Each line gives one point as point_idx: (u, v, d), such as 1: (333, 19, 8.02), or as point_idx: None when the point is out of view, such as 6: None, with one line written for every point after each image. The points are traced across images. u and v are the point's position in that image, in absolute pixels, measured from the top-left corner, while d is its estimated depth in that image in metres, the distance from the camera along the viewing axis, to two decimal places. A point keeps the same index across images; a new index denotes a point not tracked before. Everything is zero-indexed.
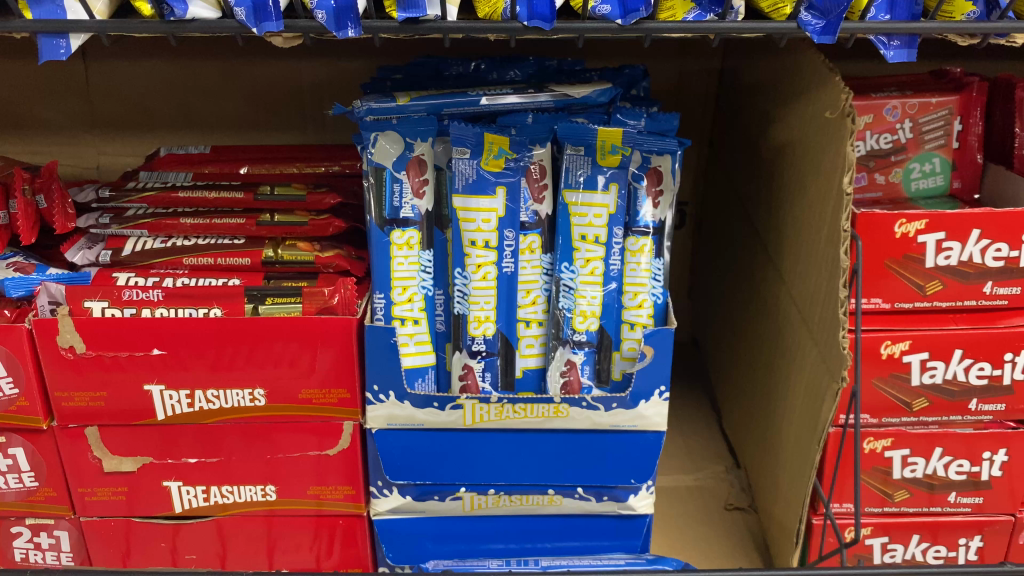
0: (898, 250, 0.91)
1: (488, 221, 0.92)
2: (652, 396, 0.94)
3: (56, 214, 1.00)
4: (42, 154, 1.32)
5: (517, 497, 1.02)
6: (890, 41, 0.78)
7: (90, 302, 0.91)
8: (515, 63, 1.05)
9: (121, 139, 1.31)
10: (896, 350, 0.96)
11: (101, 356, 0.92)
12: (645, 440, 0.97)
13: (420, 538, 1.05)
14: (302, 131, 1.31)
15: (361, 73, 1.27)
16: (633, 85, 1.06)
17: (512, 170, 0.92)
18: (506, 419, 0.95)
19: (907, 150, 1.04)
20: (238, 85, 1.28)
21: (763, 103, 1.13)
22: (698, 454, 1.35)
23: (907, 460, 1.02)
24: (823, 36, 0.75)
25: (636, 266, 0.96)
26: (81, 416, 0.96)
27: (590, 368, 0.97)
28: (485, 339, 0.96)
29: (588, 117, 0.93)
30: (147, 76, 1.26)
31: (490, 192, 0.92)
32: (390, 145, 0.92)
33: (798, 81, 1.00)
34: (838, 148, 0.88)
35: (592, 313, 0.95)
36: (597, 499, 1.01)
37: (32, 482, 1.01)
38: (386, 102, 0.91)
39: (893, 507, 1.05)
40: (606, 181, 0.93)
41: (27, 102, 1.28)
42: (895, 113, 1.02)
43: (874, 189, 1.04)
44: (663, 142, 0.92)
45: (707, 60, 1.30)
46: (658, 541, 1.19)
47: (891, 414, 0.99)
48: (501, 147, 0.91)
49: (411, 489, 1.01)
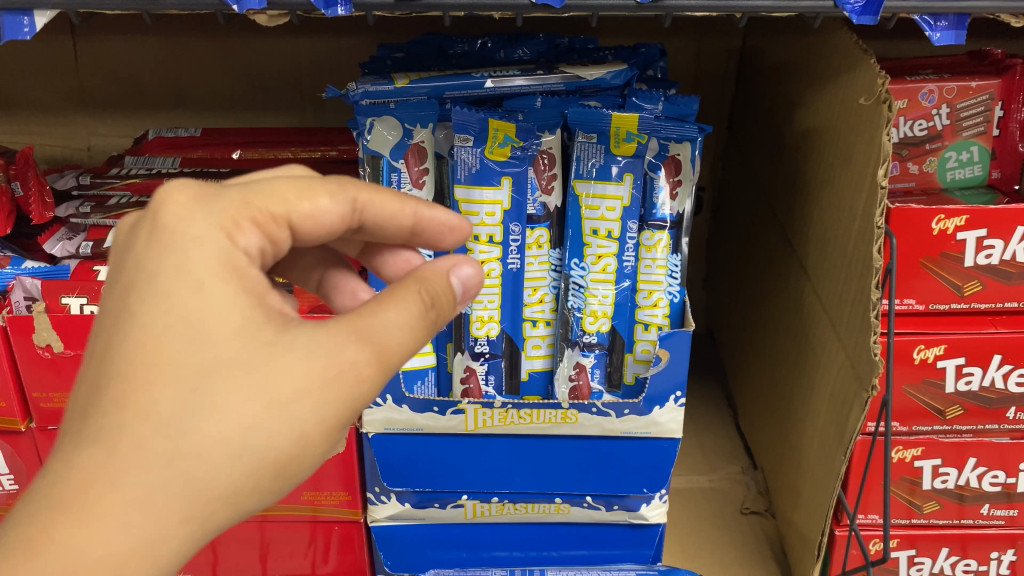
0: (935, 248, 0.85)
1: (493, 214, 0.86)
2: (667, 401, 0.87)
3: (32, 204, 0.94)
4: (30, 134, 1.26)
5: (522, 505, 0.96)
6: (936, 22, 0.70)
7: (68, 298, 0.87)
8: (524, 40, 0.97)
9: (114, 121, 1.26)
10: (930, 354, 0.89)
11: (79, 356, 0.86)
12: (659, 447, 0.91)
13: (420, 545, 1.00)
14: (301, 112, 1.25)
15: (362, 51, 1.20)
16: (649, 66, 0.99)
17: (518, 159, 0.86)
18: (511, 424, 0.89)
19: (942, 137, 0.97)
20: (232, 64, 1.21)
21: (787, 87, 1.06)
22: (713, 454, 1.29)
23: (938, 471, 0.96)
24: (862, 16, 0.68)
25: (652, 262, 0.89)
26: (60, 418, 0.91)
27: (600, 372, 0.91)
28: (489, 340, 0.89)
29: (600, 100, 0.88)
30: (138, 53, 1.20)
31: (495, 182, 0.86)
32: (387, 131, 0.86)
33: (829, 61, 0.93)
34: (872, 138, 0.82)
35: (603, 313, 0.88)
36: (606, 508, 0.96)
37: (12, 485, 0.96)
38: (383, 85, 0.84)
39: (921, 519, 0.99)
40: (620, 171, 0.86)
41: (15, 81, 1.22)
42: (931, 98, 0.94)
43: (907, 178, 0.98)
44: (682, 128, 0.85)
45: (728, 39, 1.23)
46: (671, 550, 1.13)
47: (922, 421, 0.93)
48: (507, 134, 0.85)
49: (410, 496, 0.96)
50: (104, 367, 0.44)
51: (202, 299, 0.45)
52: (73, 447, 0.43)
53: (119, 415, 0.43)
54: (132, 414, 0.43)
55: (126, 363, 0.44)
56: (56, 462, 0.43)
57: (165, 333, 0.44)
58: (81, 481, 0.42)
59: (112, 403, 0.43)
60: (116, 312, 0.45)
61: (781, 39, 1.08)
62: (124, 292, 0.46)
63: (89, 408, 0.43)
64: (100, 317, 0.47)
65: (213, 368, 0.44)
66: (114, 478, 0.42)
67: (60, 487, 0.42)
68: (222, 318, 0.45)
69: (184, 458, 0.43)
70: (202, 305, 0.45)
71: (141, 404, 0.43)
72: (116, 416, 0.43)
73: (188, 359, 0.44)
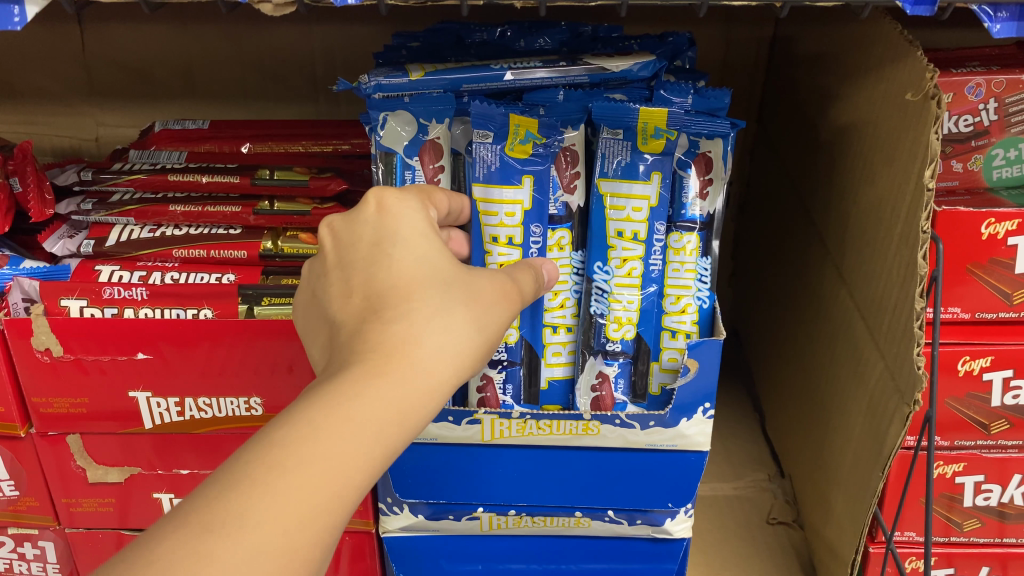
0: (984, 253, 0.79)
1: (512, 215, 0.81)
2: (695, 413, 0.83)
3: (31, 200, 0.90)
4: (37, 124, 1.22)
5: (541, 519, 0.92)
6: (996, 13, 0.64)
7: (67, 301, 0.83)
8: (545, 29, 0.92)
9: (121, 111, 1.22)
10: (975, 366, 0.84)
11: (79, 360, 0.83)
12: (686, 461, 0.86)
13: (434, 556, 0.96)
14: (313, 103, 1.20)
15: (377, 39, 1.15)
16: (677, 56, 0.94)
17: (540, 157, 0.81)
18: (530, 435, 0.84)
19: (989, 134, 0.87)
20: (243, 52, 1.16)
21: (823, 78, 1.01)
22: (739, 460, 1.25)
23: (980, 487, 0.91)
24: (917, 6, 0.63)
25: (680, 266, 0.84)
26: (60, 424, 0.87)
27: (624, 382, 0.87)
28: (507, 347, 0.85)
29: (626, 92, 0.83)
30: (146, 41, 1.16)
31: (516, 181, 0.81)
32: (401, 126, 0.82)
33: (869, 54, 0.87)
34: (917, 135, 0.76)
35: (627, 320, 0.84)
36: (629, 523, 0.91)
37: (13, 491, 0.93)
38: (398, 77, 0.80)
39: (961, 536, 0.94)
40: (648, 169, 0.81)
41: (19, 69, 1.18)
42: (979, 92, 0.85)
43: (950, 177, 0.90)
44: (714, 123, 0.80)
45: (759, 27, 1.17)
46: (695, 562, 1.09)
47: (964, 435, 0.88)
48: (529, 130, 0.80)
49: (423, 508, 0.92)
50: (381, 282, 0.55)
51: (431, 237, 0.59)
52: (381, 324, 0.53)
53: (409, 304, 0.54)
54: (418, 305, 0.54)
55: (399, 271, 0.55)
56: (365, 339, 0.52)
57: (424, 258, 0.57)
58: (393, 341, 0.52)
59: (400, 303, 0.54)
60: (376, 252, 0.57)
61: (816, 28, 1.02)
62: (379, 241, 0.57)
63: (382, 306, 0.54)
64: (352, 263, 0.57)
65: (457, 278, 0.57)
66: (417, 343, 0.52)
67: (381, 349, 0.51)
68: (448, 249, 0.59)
69: (453, 332, 0.54)
70: (437, 245, 0.59)
71: (422, 301, 0.54)
72: (406, 307, 0.53)
73: (440, 276, 0.56)
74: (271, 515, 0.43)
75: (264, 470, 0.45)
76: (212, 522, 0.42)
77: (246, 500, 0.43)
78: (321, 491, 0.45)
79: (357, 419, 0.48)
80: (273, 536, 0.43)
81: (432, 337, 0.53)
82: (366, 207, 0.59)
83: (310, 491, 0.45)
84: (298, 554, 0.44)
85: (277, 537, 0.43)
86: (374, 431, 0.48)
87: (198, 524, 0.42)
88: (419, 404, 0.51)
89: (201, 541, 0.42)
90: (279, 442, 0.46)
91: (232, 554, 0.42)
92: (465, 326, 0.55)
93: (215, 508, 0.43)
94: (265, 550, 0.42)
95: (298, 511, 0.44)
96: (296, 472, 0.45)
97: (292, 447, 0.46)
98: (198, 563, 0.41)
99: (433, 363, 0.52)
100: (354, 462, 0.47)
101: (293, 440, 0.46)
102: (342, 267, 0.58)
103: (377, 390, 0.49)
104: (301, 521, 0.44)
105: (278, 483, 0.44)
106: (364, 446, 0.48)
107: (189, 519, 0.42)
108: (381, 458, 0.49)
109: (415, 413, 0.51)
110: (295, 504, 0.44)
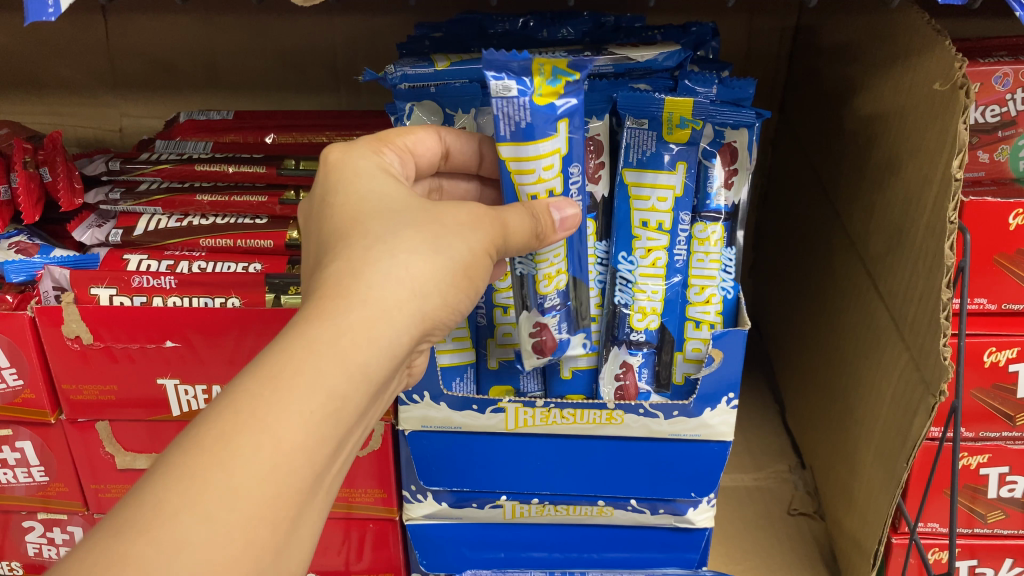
0: (1010, 244, 0.79)
1: (551, 167, 0.72)
2: (718, 403, 0.83)
3: (60, 189, 0.92)
4: (61, 115, 1.24)
5: (563, 507, 0.92)
6: None
7: (97, 289, 0.83)
8: (568, 20, 0.93)
9: (144, 102, 1.23)
10: (1001, 357, 0.84)
11: (109, 348, 0.84)
12: (709, 451, 0.86)
13: (457, 544, 0.97)
14: (335, 94, 1.21)
15: (399, 30, 1.15)
16: (701, 46, 0.93)
17: (574, 97, 0.71)
18: (553, 424, 0.85)
19: (1016, 125, 0.86)
20: (265, 43, 1.17)
21: (846, 65, 1.01)
22: (760, 452, 1.25)
23: (1005, 479, 0.90)
24: None
25: (705, 256, 0.84)
26: (89, 410, 0.88)
27: (648, 371, 0.86)
28: (559, 294, 0.78)
29: (651, 82, 0.83)
30: (169, 32, 1.16)
31: (551, 131, 0.70)
32: (427, 116, 0.82)
33: (896, 44, 0.87)
34: (944, 126, 0.76)
35: (652, 310, 0.84)
36: (651, 512, 0.92)
37: (43, 477, 0.95)
38: (422, 68, 0.81)
39: (984, 528, 0.94)
40: (673, 159, 0.81)
41: (45, 61, 1.20)
42: (1006, 82, 0.84)
43: (976, 167, 0.89)
44: (739, 113, 0.79)
45: (781, 17, 1.17)
46: (716, 552, 1.09)
47: (989, 427, 0.87)
48: (556, 68, 0.70)
49: (447, 496, 0.93)
50: (329, 227, 0.60)
51: (374, 180, 0.64)
52: (321, 276, 0.56)
53: (347, 243, 0.58)
54: (355, 241, 0.58)
55: (339, 215, 0.61)
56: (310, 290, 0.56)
57: (362, 198, 0.62)
58: (332, 283, 0.55)
59: (339, 245, 0.58)
60: (322, 207, 0.63)
61: (841, 18, 1.02)
62: (324, 195, 0.64)
63: (326, 254, 0.58)
64: (312, 228, 0.64)
65: (399, 209, 0.61)
66: (355, 276, 0.55)
67: (318, 296, 0.54)
68: (392, 187, 0.63)
69: (394, 262, 0.56)
70: (383, 190, 0.63)
71: (359, 235, 0.58)
72: (344, 247, 0.57)
73: (379, 211, 0.60)
74: (192, 493, 0.44)
75: (183, 451, 0.46)
76: (129, 520, 0.43)
77: (163, 486, 0.45)
78: (244, 454, 0.46)
79: (282, 374, 0.49)
80: (196, 518, 0.44)
81: (370, 268, 0.55)
82: (318, 175, 0.67)
83: (235, 456, 0.46)
84: (227, 527, 0.45)
85: (199, 512, 0.44)
86: (303, 380, 0.49)
87: (114, 527, 0.43)
88: (358, 339, 0.52)
89: (117, 541, 0.42)
90: (203, 422, 0.47)
91: (149, 546, 0.42)
92: (412, 249, 0.57)
93: (133, 502, 0.44)
94: (187, 533, 0.43)
95: (222, 481, 0.45)
96: (215, 445, 0.46)
97: (211, 422, 0.47)
98: (114, 561, 0.42)
99: (374, 290, 0.54)
100: (284, 412, 0.48)
101: (214, 419, 0.47)
102: (311, 234, 0.65)
103: (304, 338, 0.51)
104: (228, 489, 0.45)
105: (196, 461, 0.46)
106: (293, 398, 0.49)
107: (107, 525, 0.44)
108: (327, 403, 0.50)
109: (354, 350, 0.52)
110: (218, 472, 0.45)
